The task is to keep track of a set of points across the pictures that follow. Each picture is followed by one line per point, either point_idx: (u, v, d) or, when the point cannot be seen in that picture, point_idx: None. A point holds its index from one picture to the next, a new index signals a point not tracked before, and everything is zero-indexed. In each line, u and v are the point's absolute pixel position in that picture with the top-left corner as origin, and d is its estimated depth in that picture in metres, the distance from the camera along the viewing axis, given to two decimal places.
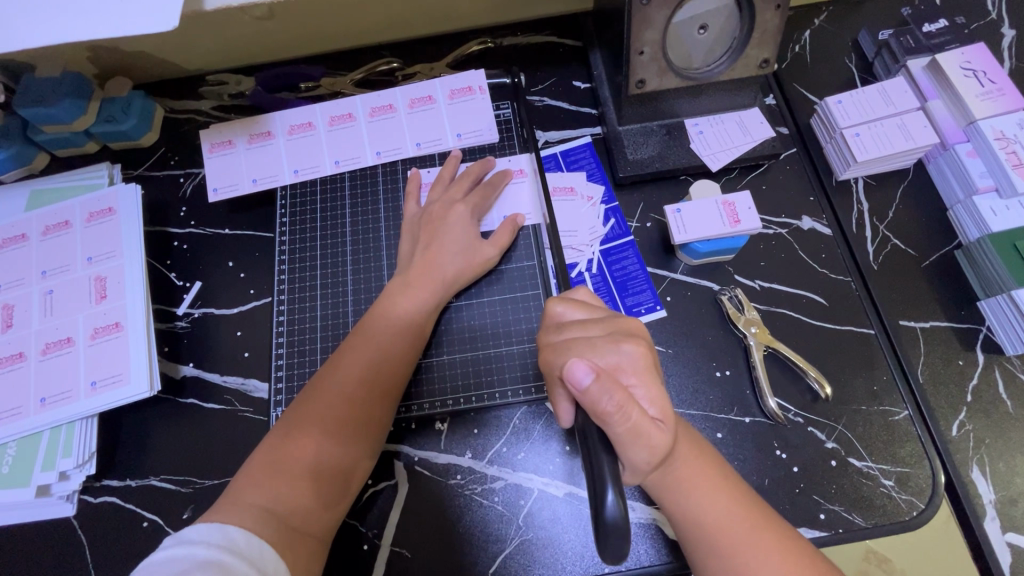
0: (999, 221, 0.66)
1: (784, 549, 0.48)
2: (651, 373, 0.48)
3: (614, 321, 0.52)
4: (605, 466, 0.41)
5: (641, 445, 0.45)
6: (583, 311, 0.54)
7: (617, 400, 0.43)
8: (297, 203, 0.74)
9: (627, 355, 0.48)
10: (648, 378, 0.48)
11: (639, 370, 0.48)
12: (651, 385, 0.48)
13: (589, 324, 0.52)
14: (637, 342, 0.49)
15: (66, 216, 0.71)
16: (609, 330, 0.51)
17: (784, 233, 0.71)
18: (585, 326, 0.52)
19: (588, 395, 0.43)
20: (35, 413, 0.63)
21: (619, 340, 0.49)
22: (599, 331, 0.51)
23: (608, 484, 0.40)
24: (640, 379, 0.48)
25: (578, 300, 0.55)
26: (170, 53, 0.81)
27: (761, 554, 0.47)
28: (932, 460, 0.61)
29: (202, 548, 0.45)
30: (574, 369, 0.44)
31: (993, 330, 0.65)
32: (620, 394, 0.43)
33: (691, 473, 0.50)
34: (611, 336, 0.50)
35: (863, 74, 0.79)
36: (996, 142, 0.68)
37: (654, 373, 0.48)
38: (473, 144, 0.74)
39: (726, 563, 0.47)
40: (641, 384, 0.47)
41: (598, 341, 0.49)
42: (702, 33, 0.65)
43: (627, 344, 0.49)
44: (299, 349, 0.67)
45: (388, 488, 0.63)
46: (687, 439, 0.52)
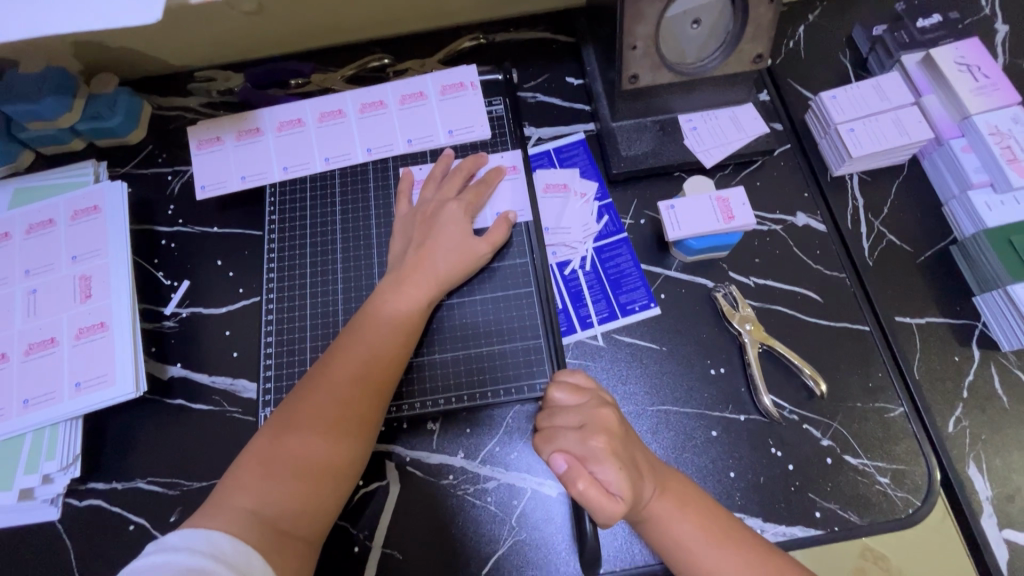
0: (994, 216, 0.66)
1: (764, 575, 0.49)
2: (617, 459, 0.49)
3: (592, 412, 0.53)
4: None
5: (608, 508, 0.47)
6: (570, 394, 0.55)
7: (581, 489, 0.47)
8: (286, 200, 0.73)
9: (593, 449, 0.50)
10: (612, 463, 0.49)
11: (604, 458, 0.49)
12: (614, 468, 0.48)
13: (570, 411, 0.54)
14: (606, 436, 0.51)
15: (50, 215, 0.70)
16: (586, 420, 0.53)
17: (779, 229, 0.70)
18: (566, 413, 0.54)
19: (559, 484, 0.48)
20: (18, 414, 0.62)
21: (588, 433, 0.51)
22: (576, 419, 0.53)
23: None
24: (603, 466, 0.49)
25: (571, 384, 0.56)
26: (157, 49, 0.80)
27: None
28: (928, 457, 0.60)
29: (186, 555, 0.44)
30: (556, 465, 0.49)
31: (989, 325, 0.65)
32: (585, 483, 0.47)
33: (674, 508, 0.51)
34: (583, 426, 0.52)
35: (857, 69, 0.79)
36: (990, 137, 0.67)
37: (622, 459, 0.50)
38: (464, 141, 0.74)
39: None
40: (605, 470, 0.48)
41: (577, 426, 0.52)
42: (695, 28, 0.65)
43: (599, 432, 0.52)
44: (289, 348, 0.66)
45: (380, 488, 0.62)
46: (667, 478, 0.53)
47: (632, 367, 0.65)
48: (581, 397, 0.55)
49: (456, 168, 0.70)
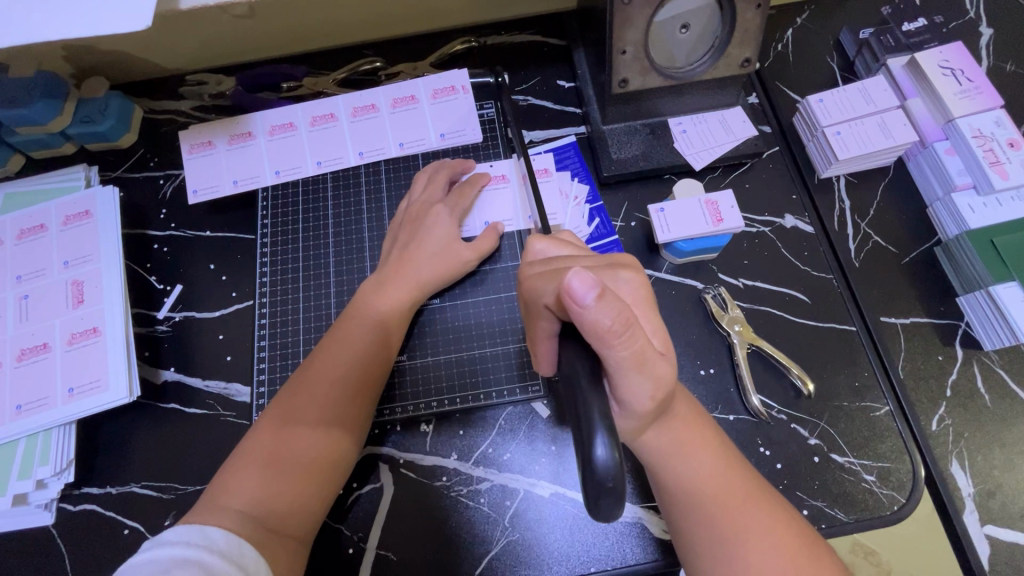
0: (977, 218, 0.67)
1: (773, 518, 0.48)
2: (650, 300, 0.49)
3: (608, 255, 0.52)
4: (594, 409, 0.38)
5: (645, 375, 0.43)
6: (564, 249, 0.53)
7: (616, 320, 0.39)
8: (278, 204, 0.73)
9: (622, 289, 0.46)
10: (650, 309, 0.49)
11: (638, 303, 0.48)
12: (654, 316, 0.49)
13: (580, 259, 0.51)
14: (634, 269, 0.50)
15: (42, 219, 0.70)
16: (603, 259, 0.51)
17: (767, 231, 0.71)
18: (573, 258, 0.51)
19: (590, 313, 0.38)
20: (10, 420, 0.62)
21: (616, 269, 0.50)
22: (588, 263, 0.50)
23: (599, 430, 0.37)
24: (644, 311, 0.49)
25: (563, 239, 0.54)
26: (149, 53, 0.80)
27: (745, 517, 0.48)
28: (913, 455, 0.61)
29: (180, 548, 0.44)
30: (576, 281, 0.38)
31: (971, 325, 0.66)
32: (620, 314, 0.39)
33: (690, 440, 0.51)
34: (606, 266, 0.50)
35: (844, 72, 0.80)
36: (973, 140, 0.68)
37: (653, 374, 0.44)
38: (456, 144, 0.74)
39: (710, 529, 0.48)
40: (647, 316, 0.49)
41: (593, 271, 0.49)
42: (684, 32, 0.65)
43: (624, 271, 0.50)
44: (282, 353, 0.67)
45: (373, 489, 0.62)
46: (685, 404, 0.53)
47: None
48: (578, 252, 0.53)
49: (440, 168, 0.70)
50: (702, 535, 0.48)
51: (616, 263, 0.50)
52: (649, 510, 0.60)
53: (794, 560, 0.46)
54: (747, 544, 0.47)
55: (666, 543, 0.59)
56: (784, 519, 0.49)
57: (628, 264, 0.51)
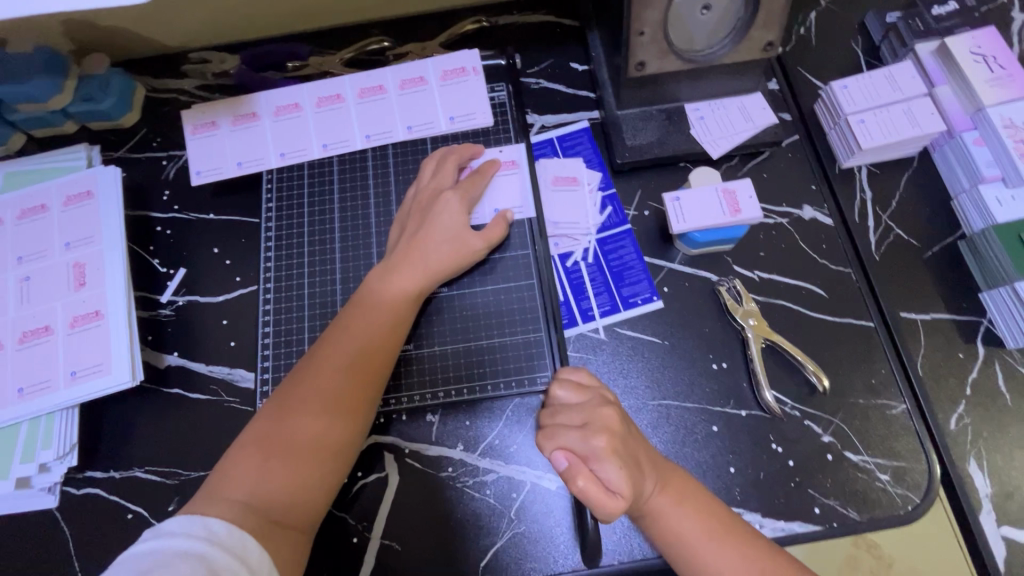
0: (1004, 212, 0.65)
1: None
2: (617, 457, 0.49)
3: (594, 410, 0.53)
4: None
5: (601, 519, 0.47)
6: (574, 392, 0.55)
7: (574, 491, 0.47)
8: (283, 187, 0.71)
9: (594, 447, 0.50)
10: (613, 462, 0.49)
11: (604, 458, 0.49)
12: (615, 467, 0.49)
13: (572, 409, 0.54)
14: (607, 435, 0.50)
15: (43, 199, 0.68)
16: (586, 416, 0.53)
17: (785, 222, 0.69)
18: (570, 412, 0.54)
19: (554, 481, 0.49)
20: (13, 403, 0.61)
21: (590, 432, 0.51)
22: (579, 419, 0.53)
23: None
24: (603, 463, 0.49)
25: (572, 381, 0.56)
26: (150, 28, 0.77)
27: None
28: (929, 454, 0.60)
29: (181, 539, 0.43)
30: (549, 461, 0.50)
31: (994, 322, 0.64)
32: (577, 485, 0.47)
33: (687, 515, 0.51)
34: (584, 424, 0.52)
35: (869, 57, 0.77)
36: (1004, 130, 0.66)
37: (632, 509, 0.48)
38: (466, 128, 0.72)
39: None
40: (605, 468, 0.49)
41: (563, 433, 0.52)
42: (705, 13, 0.62)
43: (595, 436, 0.51)
44: (287, 339, 0.65)
45: (378, 478, 0.62)
46: (678, 487, 0.52)
47: (634, 360, 0.65)
48: (583, 394, 0.55)
49: (449, 154, 0.67)
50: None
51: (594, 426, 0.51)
52: None
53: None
54: None
55: None
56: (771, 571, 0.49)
57: (610, 427, 0.51)
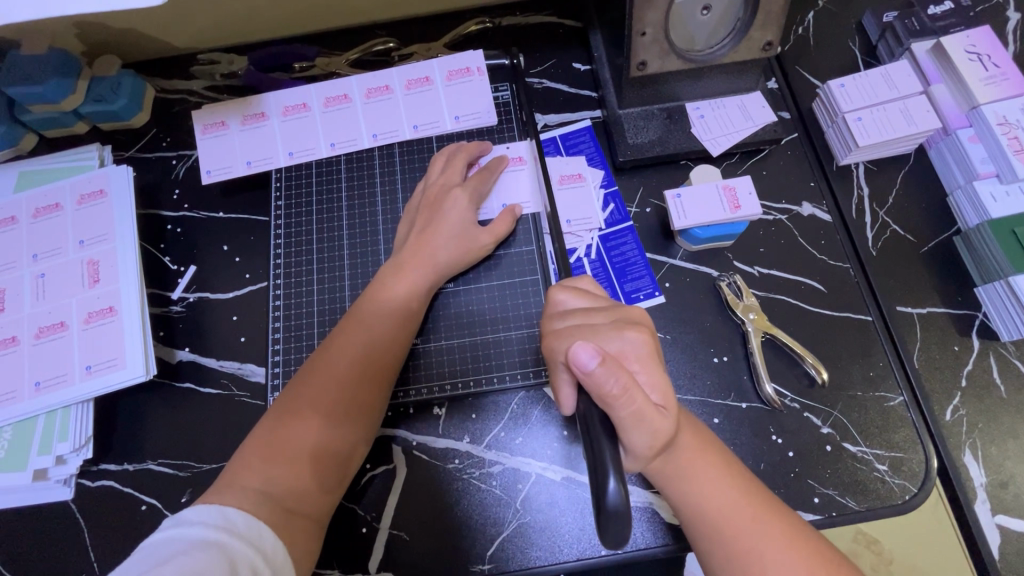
0: (999, 207, 0.66)
1: (792, 536, 0.48)
2: (654, 359, 0.48)
3: (619, 310, 0.52)
4: (605, 450, 0.41)
5: (643, 430, 0.44)
6: (583, 300, 0.54)
7: (622, 383, 0.43)
8: (292, 186, 0.73)
9: (630, 342, 0.48)
10: (651, 363, 0.48)
11: (642, 357, 0.48)
12: (653, 369, 0.48)
13: (595, 311, 0.52)
14: (641, 329, 0.49)
15: (57, 198, 0.70)
16: (612, 314, 0.51)
17: (784, 219, 0.70)
18: (588, 313, 0.51)
19: (595, 377, 0.43)
20: (29, 397, 0.62)
21: (623, 328, 0.49)
22: (603, 318, 0.51)
23: (610, 471, 0.39)
24: (643, 364, 0.48)
25: (581, 289, 0.55)
26: (160, 31, 0.79)
27: (770, 539, 0.47)
28: (925, 445, 0.61)
29: (200, 528, 0.45)
30: (580, 350, 0.43)
31: (989, 316, 0.66)
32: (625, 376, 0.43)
33: (705, 461, 0.51)
34: (614, 324, 0.50)
35: (867, 57, 0.78)
36: (998, 127, 0.67)
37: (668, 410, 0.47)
38: (471, 127, 0.73)
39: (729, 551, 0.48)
40: (644, 369, 0.48)
41: (596, 334, 0.49)
42: (705, 14, 0.64)
43: (629, 331, 0.49)
44: (297, 334, 0.67)
45: (386, 471, 0.63)
46: (689, 427, 0.53)
47: None
48: (592, 300, 0.54)
49: (457, 151, 0.69)
50: (723, 551, 0.48)
51: (623, 323, 0.50)
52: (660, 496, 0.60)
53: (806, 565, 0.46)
54: (764, 555, 0.47)
55: (676, 528, 0.59)
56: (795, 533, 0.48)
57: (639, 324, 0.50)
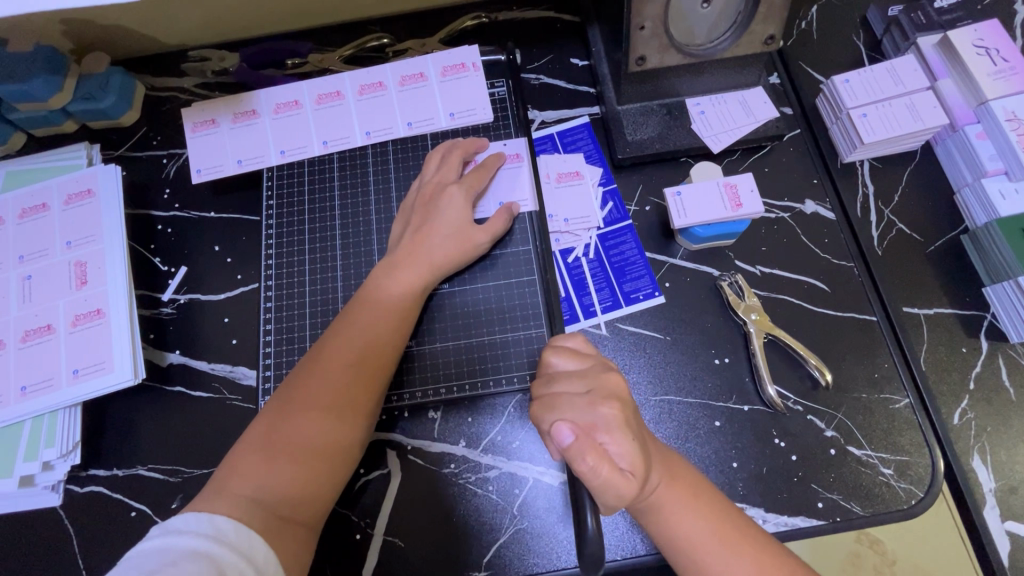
0: (1008, 205, 0.65)
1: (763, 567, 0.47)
2: (627, 429, 0.47)
3: (598, 378, 0.51)
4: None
5: (608, 496, 0.45)
6: (572, 361, 0.53)
7: (590, 463, 0.44)
8: (284, 184, 0.71)
9: (603, 416, 0.48)
10: (622, 433, 0.47)
11: (614, 429, 0.47)
12: (625, 440, 0.47)
13: (574, 376, 0.51)
14: (616, 403, 0.49)
15: (44, 198, 0.68)
16: (589, 383, 0.51)
17: (786, 217, 0.69)
18: (570, 380, 0.51)
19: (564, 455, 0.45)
20: (15, 401, 0.61)
21: (597, 402, 0.49)
22: (582, 386, 0.50)
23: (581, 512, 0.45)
24: (613, 436, 0.47)
25: (568, 349, 0.54)
26: (149, 27, 0.77)
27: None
28: (932, 449, 0.60)
29: (189, 538, 0.43)
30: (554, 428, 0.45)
31: (998, 316, 0.64)
32: (593, 456, 0.44)
33: (675, 496, 0.49)
34: (589, 395, 0.50)
35: (871, 51, 0.77)
36: (1007, 123, 0.65)
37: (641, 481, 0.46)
38: (466, 124, 0.72)
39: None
40: (614, 440, 0.46)
41: (568, 406, 0.49)
42: (706, 7, 0.62)
43: (603, 405, 0.48)
44: (288, 337, 0.65)
45: (380, 476, 0.62)
46: (661, 461, 0.51)
47: (636, 355, 0.64)
48: (581, 361, 0.53)
49: (453, 148, 0.67)
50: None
51: (598, 396, 0.49)
52: None
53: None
54: None
55: None
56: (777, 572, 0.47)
57: (615, 396, 0.50)
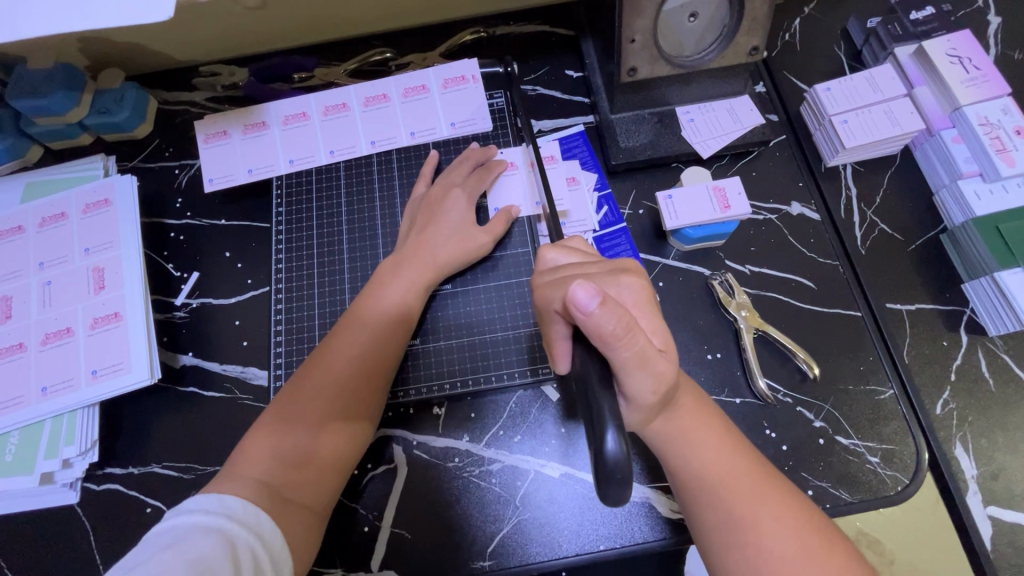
0: (983, 205, 0.68)
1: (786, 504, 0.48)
2: (653, 305, 0.50)
3: (612, 262, 0.52)
4: (604, 406, 0.39)
5: (646, 373, 0.43)
6: (575, 257, 0.54)
7: (618, 325, 0.40)
8: (292, 191, 0.74)
9: (628, 287, 0.49)
10: (649, 309, 0.49)
11: (640, 302, 0.49)
12: (652, 315, 0.49)
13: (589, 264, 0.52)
14: (635, 274, 0.51)
15: (62, 207, 0.71)
16: (608, 265, 0.52)
17: (774, 219, 0.72)
18: (582, 264, 0.51)
19: (593, 320, 0.40)
20: (36, 402, 0.63)
21: (619, 274, 0.50)
22: (597, 268, 0.51)
23: (608, 424, 0.38)
24: (642, 310, 0.49)
25: (572, 247, 0.55)
26: (163, 44, 0.81)
27: (763, 507, 0.48)
28: (916, 437, 0.62)
29: (202, 515, 0.46)
30: (579, 291, 0.40)
31: (976, 310, 0.67)
32: (622, 318, 0.41)
33: (702, 425, 0.52)
34: (610, 271, 0.51)
35: (852, 61, 0.81)
36: (980, 127, 0.69)
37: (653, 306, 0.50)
38: (467, 133, 0.75)
39: (725, 520, 0.48)
40: (644, 315, 0.49)
41: (596, 277, 0.49)
42: (693, 21, 0.66)
43: (625, 277, 0.50)
44: (297, 337, 0.68)
45: (387, 470, 0.64)
46: (690, 392, 0.54)
47: None
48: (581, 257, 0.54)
49: (467, 157, 0.72)
50: (719, 521, 0.48)
51: (618, 269, 0.51)
52: (658, 491, 0.61)
53: (800, 536, 0.47)
54: (759, 521, 0.47)
55: (674, 523, 0.60)
56: (794, 506, 0.49)
57: (630, 269, 0.51)
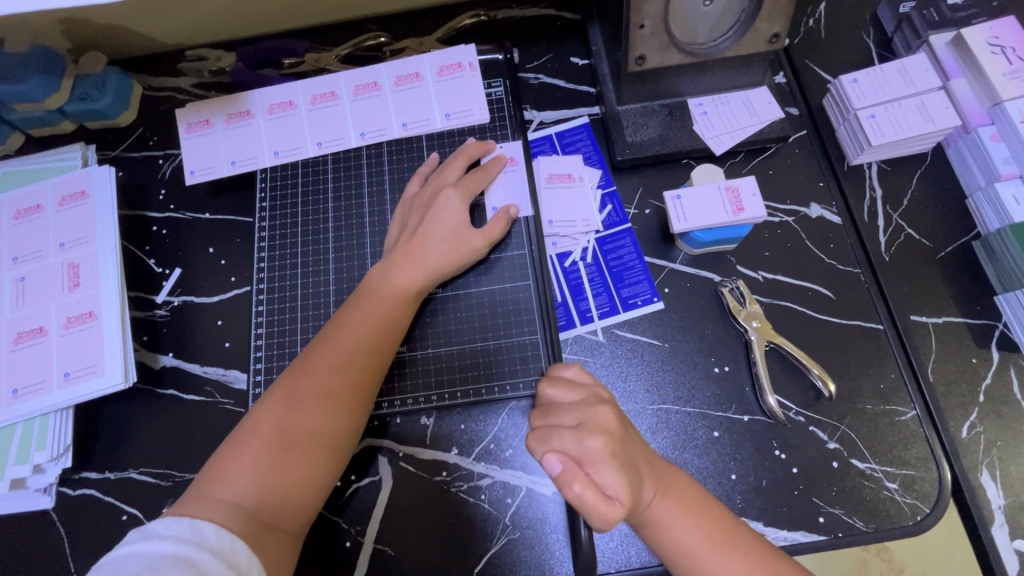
0: (1022, 210, 0.62)
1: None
2: (616, 460, 0.46)
3: (589, 410, 0.49)
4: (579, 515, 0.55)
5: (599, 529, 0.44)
6: (566, 392, 0.52)
7: (575, 494, 0.43)
8: (277, 186, 0.70)
9: (592, 449, 0.46)
10: (611, 465, 0.45)
11: (604, 460, 0.46)
12: (613, 472, 0.45)
13: (567, 409, 0.50)
14: (603, 436, 0.47)
15: (38, 199, 0.68)
16: (580, 418, 0.49)
17: (791, 221, 0.67)
18: (562, 412, 0.50)
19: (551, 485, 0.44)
20: (7, 404, 0.61)
21: (585, 433, 0.47)
22: (572, 418, 0.49)
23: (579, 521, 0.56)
24: (601, 467, 0.45)
25: (565, 379, 0.53)
26: (146, 26, 0.77)
27: None
28: (939, 463, 0.58)
29: (169, 543, 0.42)
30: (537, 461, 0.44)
31: (1010, 326, 0.62)
32: (578, 488, 0.43)
33: (676, 508, 0.48)
34: (580, 425, 0.48)
35: (881, 49, 0.74)
36: (1022, 126, 0.63)
37: (622, 461, 0.46)
38: (462, 125, 0.70)
39: None
40: (601, 471, 0.45)
41: (560, 432, 0.48)
42: (708, 5, 0.60)
43: (591, 437, 0.47)
44: (279, 341, 0.65)
45: (372, 483, 0.61)
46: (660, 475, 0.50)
47: (633, 363, 0.63)
48: (577, 393, 0.51)
49: (458, 154, 0.66)
50: None
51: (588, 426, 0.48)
52: None
53: None
54: None
55: None
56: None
57: (604, 427, 0.48)
